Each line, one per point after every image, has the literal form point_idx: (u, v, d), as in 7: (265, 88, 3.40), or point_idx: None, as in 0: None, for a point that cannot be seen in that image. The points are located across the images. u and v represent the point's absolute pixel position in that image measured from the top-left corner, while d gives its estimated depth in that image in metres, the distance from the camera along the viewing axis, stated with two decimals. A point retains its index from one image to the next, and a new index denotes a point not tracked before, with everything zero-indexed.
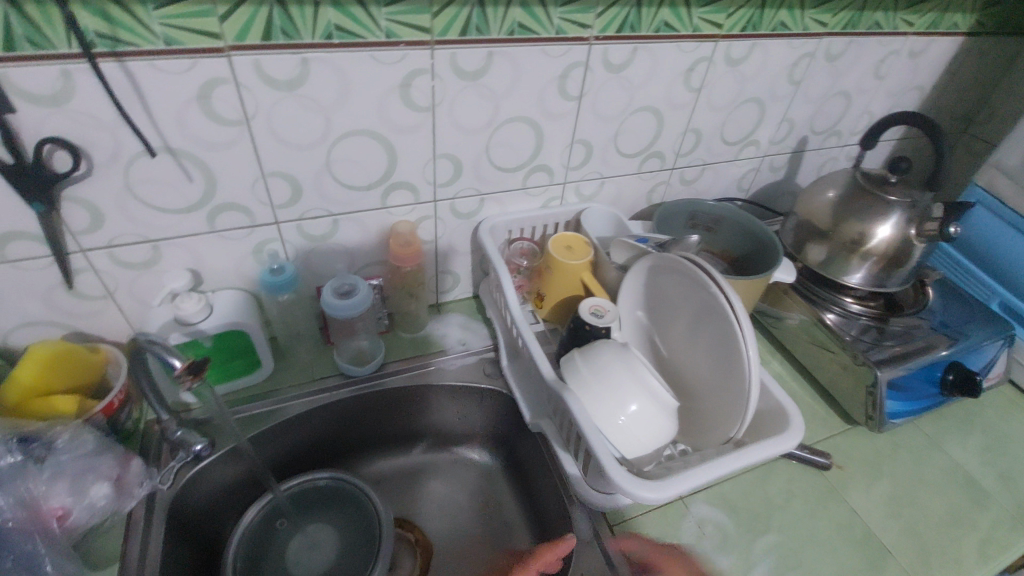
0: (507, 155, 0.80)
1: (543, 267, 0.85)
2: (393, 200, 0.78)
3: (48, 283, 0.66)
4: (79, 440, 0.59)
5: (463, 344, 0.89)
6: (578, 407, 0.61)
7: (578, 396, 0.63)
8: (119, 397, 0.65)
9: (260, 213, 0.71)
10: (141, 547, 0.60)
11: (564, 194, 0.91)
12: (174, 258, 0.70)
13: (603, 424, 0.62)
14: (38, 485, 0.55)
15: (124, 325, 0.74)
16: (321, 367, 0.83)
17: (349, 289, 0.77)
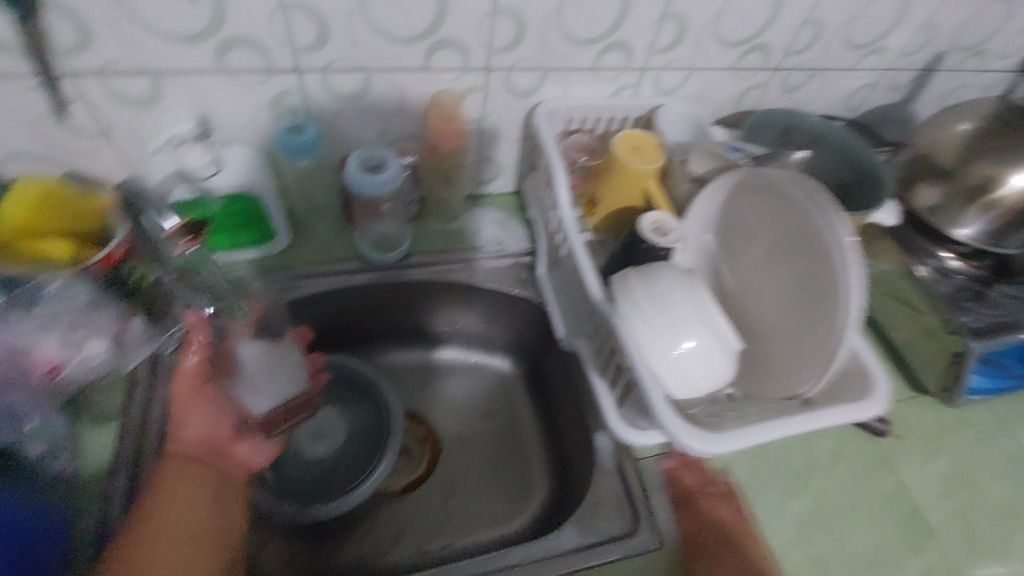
0: (583, 21, 0.64)
1: (603, 168, 0.72)
2: (436, 61, 0.64)
3: (36, 111, 0.56)
4: (70, 292, 0.53)
5: (498, 244, 0.79)
6: (628, 335, 0.52)
7: (631, 321, 0.53)
8: (122, 247, 0.56)
9: (279, 57, 0.59)
10: (142, 406, 0.59)
11: (640, 83, 0.75)
12: (178, 99, 0.60)
13: (653, 356, 0.53)
14: (27, 335, 0.51)
15: (126, 172, 0.66)
16: (340, 247, 0.75)
17: (379, 164, 0.66)
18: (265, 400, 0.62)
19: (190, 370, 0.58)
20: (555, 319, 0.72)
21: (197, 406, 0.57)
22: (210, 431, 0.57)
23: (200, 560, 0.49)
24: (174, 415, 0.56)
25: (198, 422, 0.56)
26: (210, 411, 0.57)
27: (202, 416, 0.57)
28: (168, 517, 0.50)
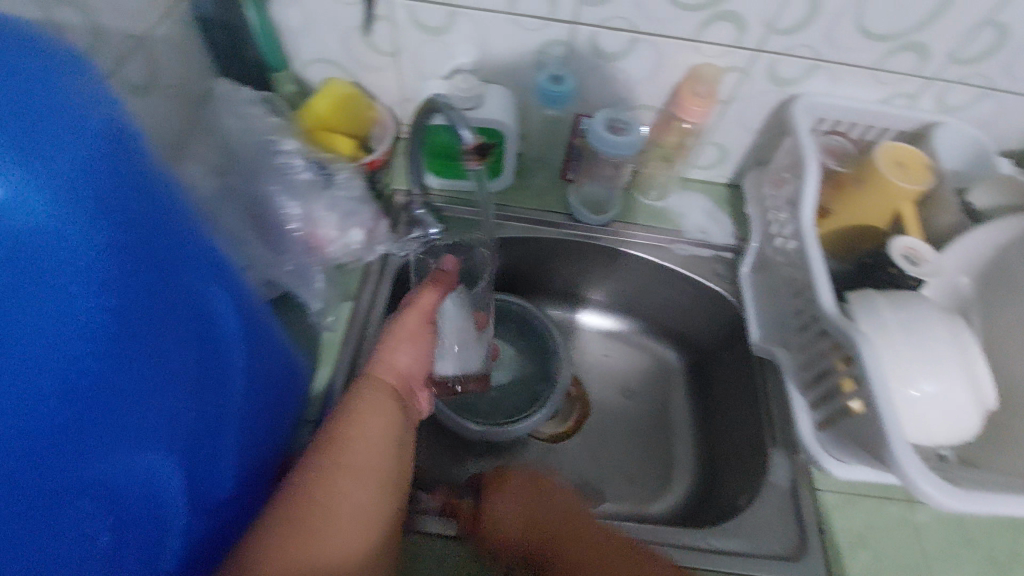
0: (886, 13, 0.59)
1: (852, 179, 0.66)
2: (709, 34, 0.62)
3: (351, 23, 0.65)
4: (354, 183, 0.61)
5: (703, 232, 0.77)
6: (878, 339, 0.51)
7: (878, 338, 0.52)
8: (383, 157, 0.65)
9: (564, 5, 0.61)
10: (370, 298, 0.64)
11: (920, 94, 0.67)
12: (463, 32, 0.64)
13: (894, 376, 0.50)
14: (320, 210, 0.59)
15: (394, 92, 0.73)
16: (551, 200, 0.77)
17: (623, 126, 0.67)
18: (450, 364, 0.64)
19: (423, 308, 0.60)
20: (747, 321, 0.68)
21: (412, 339, 0.57)
22: (415, 367, 0.57)
23: (379, 501, 0.44)
24: (393, 334, 0.58)
25: (407, 354, 0.57)
26: (418, 350, 0.58)
27: (412, 353, 0.57)
28: (360, 441, 0.47)
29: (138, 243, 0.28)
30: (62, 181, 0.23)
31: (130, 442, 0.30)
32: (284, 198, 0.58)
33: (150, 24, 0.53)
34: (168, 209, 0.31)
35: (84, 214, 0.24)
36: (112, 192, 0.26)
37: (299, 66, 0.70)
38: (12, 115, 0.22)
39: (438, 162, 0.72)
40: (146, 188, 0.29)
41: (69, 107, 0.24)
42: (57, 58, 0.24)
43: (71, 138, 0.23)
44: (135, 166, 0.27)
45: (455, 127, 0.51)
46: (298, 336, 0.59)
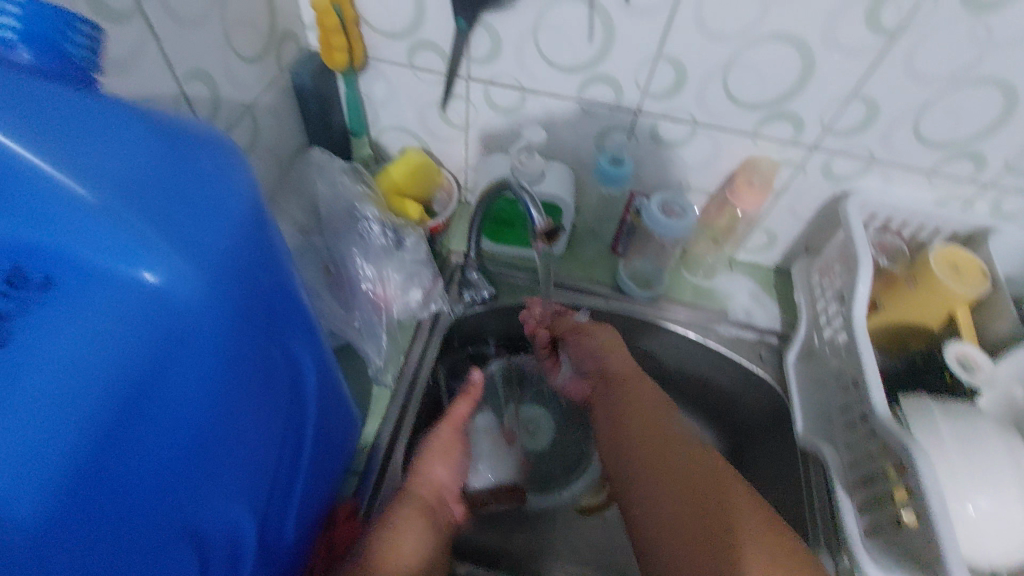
0: (943, 124, 0.61)
1: (904, 277, 0.66)
2: (767, 131, 0.65)
3: (430, 99, 0.71)
4: (421, 247, 0.64)
5: (748, 315, 0.77)
6: (936, 459, 0.51)
7: (934, 454, 0.51)
8: (445, 221, 0.69)
9: (629, 96, 0.65)
10: (419, 354, 0.66)
11: (975, 200, 0.68)
12: (532, 113, 0.69)
13: (950, 497, 0.49)
14: (389, 271, 0.63)
15: (460, 160, 0.78)
16: (599, 272, 0.80)
17: (677, 210, 0.69)
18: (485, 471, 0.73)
19: (454, 418, 0.62)
20: (792, 413, 0.68)
21: (447, 453, 0.59)
22: (453, 477, 0.59)
23: None
24: (429, 448, 0.59)
25: (444, 466, 0.59)
26: (454, 463, 0.60)
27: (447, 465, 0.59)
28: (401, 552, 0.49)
29: (261, 308, 0.33)
30: (217, 262, 0.28)
31: (231, 482, 0.34)
32: (360, 258, 0.62)
33: (259, 95, 0.60)
34: (289, 274, 0.36)
35: (228, 288, 0.29)
36: (250, 266, 0.31)
37: (377, 131, 0.76)
38: (186, 211, 0.27)
39: (494, 230, 0.75)
40: (277, 259, 0.33)
41: (228, 198, 0.29)
42: (225, 154, 0.30)
43: (229, 223, 0.29)
44: (267, 243, 0.32)
45: (526, 210, 0.53)
46: (352, 387, 0.62)
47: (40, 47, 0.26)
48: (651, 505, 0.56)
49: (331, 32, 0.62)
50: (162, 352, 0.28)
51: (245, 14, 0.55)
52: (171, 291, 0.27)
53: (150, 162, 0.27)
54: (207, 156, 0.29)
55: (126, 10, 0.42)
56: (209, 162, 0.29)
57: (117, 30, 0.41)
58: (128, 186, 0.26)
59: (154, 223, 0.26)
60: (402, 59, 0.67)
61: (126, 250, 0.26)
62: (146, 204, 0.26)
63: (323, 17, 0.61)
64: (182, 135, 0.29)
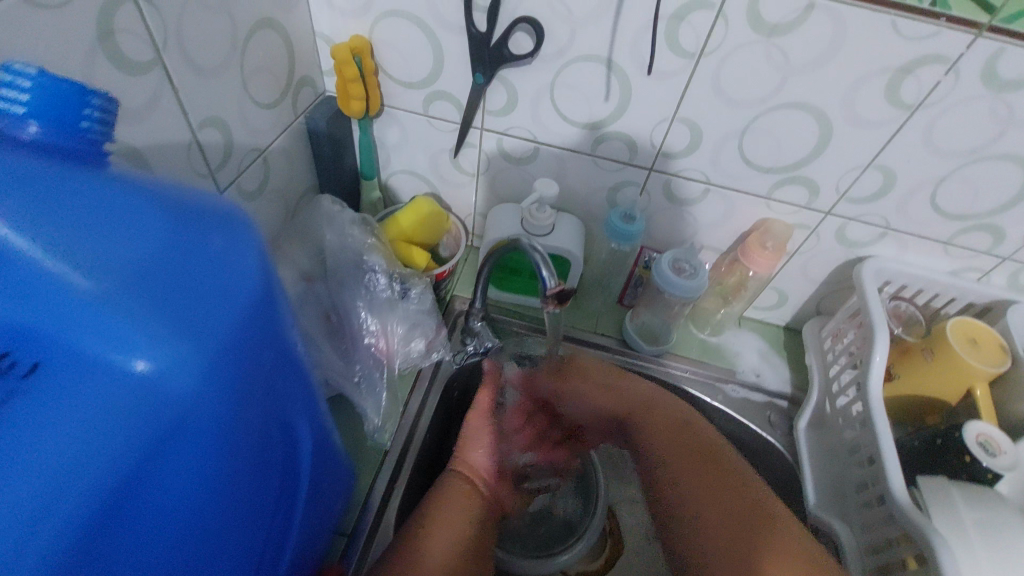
0: (961, 197, 0.60)
1: (920, 348, 0.64)
2: (781, 194, 0.65)
3: (443, 147, 0.71)
4: (426, 298, 0.63)
5: (757, 375, 0.76)
6: (960, 546, 0.48)
7: (956, 544, 0.48)
8: (451, 268, 0.69)
9: (643, 154, 0.65)
10: (419, 404, 0.64)
11: (992, 270, 0.67)
12: (544, 165, 0.69)
13: None
14: (393, 322, 0.61)
15: (470, 206, 0.78)
16: (605, 324, 0.78)
17: (688, 269, 0.68)
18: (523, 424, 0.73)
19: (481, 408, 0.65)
20: (803, 484, 0.64)
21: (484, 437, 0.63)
22: (491, 462, 0.63)
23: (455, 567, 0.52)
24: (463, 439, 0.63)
25: (481, 451, 0.63)
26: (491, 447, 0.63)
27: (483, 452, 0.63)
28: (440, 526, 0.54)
29: (261, 386, 0.32)
30: (218, 350, 0.27)
31: (219, 562, 0.33)
32: (364, 311, 0.60)
33: (273, 139, 0.60)
34: (291, 344, 0.35)
35: (229, 373, 0.28)
36: (253, 347, 0.30)
37: (388, 174, 0.76)
38: (185, 297, 0.26)
39: (500, 277, 0.74)
40: (280, 334, 0.32)
41: (234, 278, 0.28)
42: (234, 231, 0.29)
43: (233, 306, 0.28)
44: (273, 319, 0.31)
45: (536, 272, 0.52)
46: (348, 440, 0.60)
47: (49, 125, 0.26)
48: (669, 473, 0.62)
49: (349, 81, 0.62)
50: (155, 445, 0.26)
51: (264, 63, 0.55)
52: (166, 384, 0.26)
53: (154, 247, 0.26)
54: (215, 234, 0.28)
55: (145, 63, 0.41)
56: (218, 242, 0.28)
57: (135, 83, 0.41)
58: (130, 275, 0.25)
59: (151, 315, 0.25)
60: (417, 108, 0.67)
61: (119, 341, 0.25)
62: (149, 293, 0.25)
63: (343, 66, 0.60)
64: (190, 213, 0.28)
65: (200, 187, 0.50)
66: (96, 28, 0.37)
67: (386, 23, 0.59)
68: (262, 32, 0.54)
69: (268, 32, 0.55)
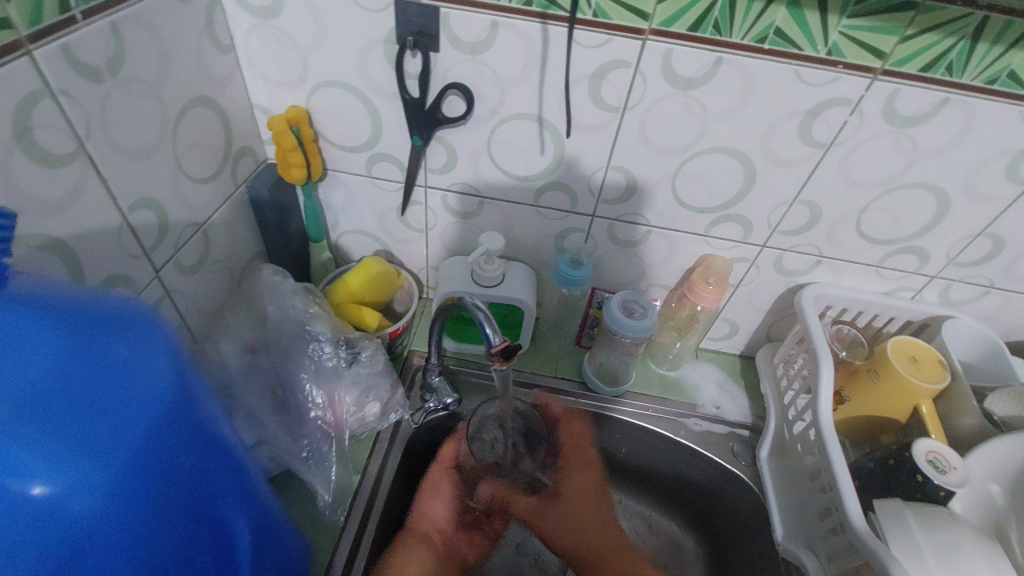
0: (883, 223, 0.63)
1: (865, 370, 0.66)
2: (718, 231, 0.67)
3: (389, 206, 0.71)
4: (376, 358, 0.63)
5: (717, 407, 0.76)
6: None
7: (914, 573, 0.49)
8: (404, 325, 0.69)
9: (584, 202, 0.67)
10: (379, 467, 0.62)
11: (923, 289, 0.70)
12: (490, 218, 0.70)
13: None
14: (342, 389, 0.61)
15: (422, 260, 0.78)
16: (565, 367, 0.78)
17: (638, 309, 0.69)
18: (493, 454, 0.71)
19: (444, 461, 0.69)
20: (769, 513, 0.65)
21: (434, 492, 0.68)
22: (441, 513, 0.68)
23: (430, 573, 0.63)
24: (424, 489, 0.68)
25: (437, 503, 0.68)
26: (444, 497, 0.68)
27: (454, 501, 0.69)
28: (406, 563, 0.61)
29: (181, 488, 0.32)
30: (125, 458, 0.28)
31: None
32: (309, 383, 0.59)
33: (212, 212, 0.59)
34: (215, 443, 0.35)
35: (139, 478, 0.29)
36: (167, 450, 0.30)
37: (336, 235, 0.76)
38: (93, 407, 0.27)
39: (454, 330, 0.74)
40: (199, 433, 0.33)
41: (144, 384, 0.29)
42: (142, 337, 0.30)
43: (143, 415, 0.29)
44: (189, 416, 0.32)
45: (483, 333, 0.53)
46: (302, 519, 0.57)
47: None
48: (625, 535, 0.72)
49: (288, 151, 0.62)
50: (62, 561, 0.26)
51: (198, 139, 0.56)
52: (72, 499, 0.26)
53: (55, 360, 0.27)
54: (122, 342, 0.29)
55: (67, 153, 0.41)
56: (125, 350, 0.29)
57: (56, 174, 0.41)
58: (31, 390, 0.25)
59: (56, 431, 0.26)
60: (360, 170, 0.68)
61: (22, 464, 0.25)
62: (52, 406, 0.26)
63: (281, 136, 0.61)
64: (97, 323, 0.29)
65: (133, 269, 0.49)
66: (11, 126, 0.37)
67: (322, 93, 0.61)
68: (195, 110, 0.54)
69: (201, 109, 0.55)
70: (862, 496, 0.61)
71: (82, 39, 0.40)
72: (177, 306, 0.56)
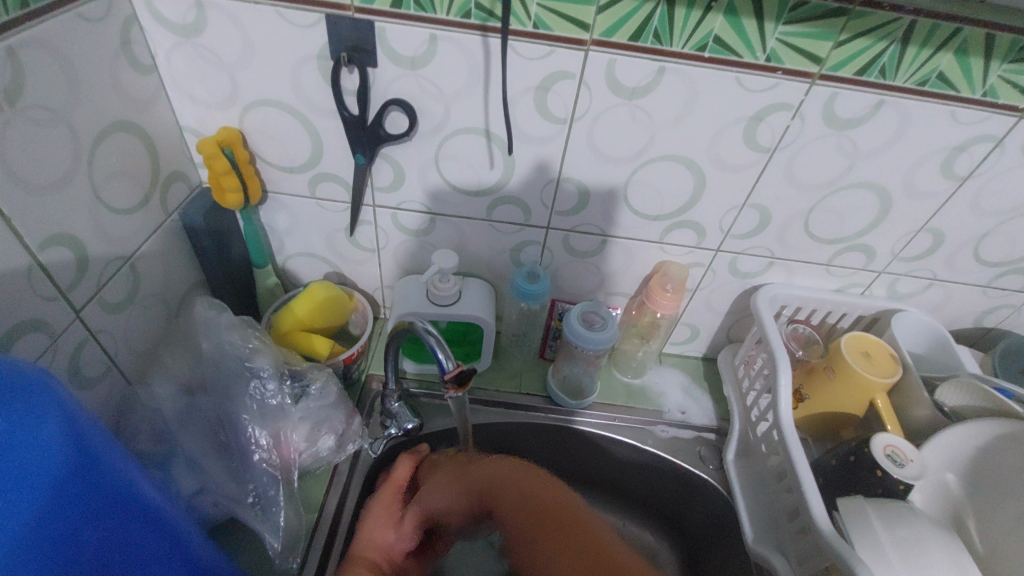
0: (830, 223, 0.64)
1: (822, 368, 0.67)
2: (672, 237, 0.67)
3: (337, 227, 0.68)
4: (327, 390, 0.60)
5: (682, 412, 0.76)
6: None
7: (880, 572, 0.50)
8: (359, 349, 0.66)
9: (538, 214, 0.65)
10: (337, 503, 0.59)
11: (872, 284, 0.72)
12: (443, 234, 0.68)
13: None
14: (291, 427, 0.57)
15: (376, 280, 0.75)
16: (529, 381, 0.77)
17: (598, 319, 0.69)
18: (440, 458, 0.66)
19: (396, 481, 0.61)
20: (739, 516, 0.64)
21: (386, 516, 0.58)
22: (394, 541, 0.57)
23: None
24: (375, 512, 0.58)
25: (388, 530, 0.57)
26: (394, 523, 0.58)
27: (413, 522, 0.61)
28: None
29: (90, 553, 0.31)
30: (19, 543, 0.26)
31: None
32: (252, 424, 0.56)
33: (140, 243, 0.55)
34: (130, 501, 0.33)
35: (39, 558, 0.28)
36: (69, 524, 0.29)
37: (282, 259, 0.73)
38: None
39: (411, 351, 0.71)
40: (107, 496, 0.32)
41: (39, 455, 0.28)
42: (28, 406, 0.27)
43: (30, 496, 0.27)
44: (94, 481, 0.31)
45: (433, 358, 0.51)
46: (254, 569, 0.54)
47: None
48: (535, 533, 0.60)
49: (221, 175, 0.59)
50: None
51: (119, 167, 0.52)
52: None
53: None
54: (1, 419, 0.26)
55: None
56: (6, 426, 0.26)
57: None
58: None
59: None
60: (303, 191, 0.65)
61: None
62: None
63: (212, 160, 0.58)
64: None
65: (47, 312, 0.45)
66: None
67: (256, 112, 0.58)
68: (114, 136, 0.50)
69: (122, 134, 0.51)
70: (827, 495, 0.61)
71: None
72: (104, 348, 0.52)
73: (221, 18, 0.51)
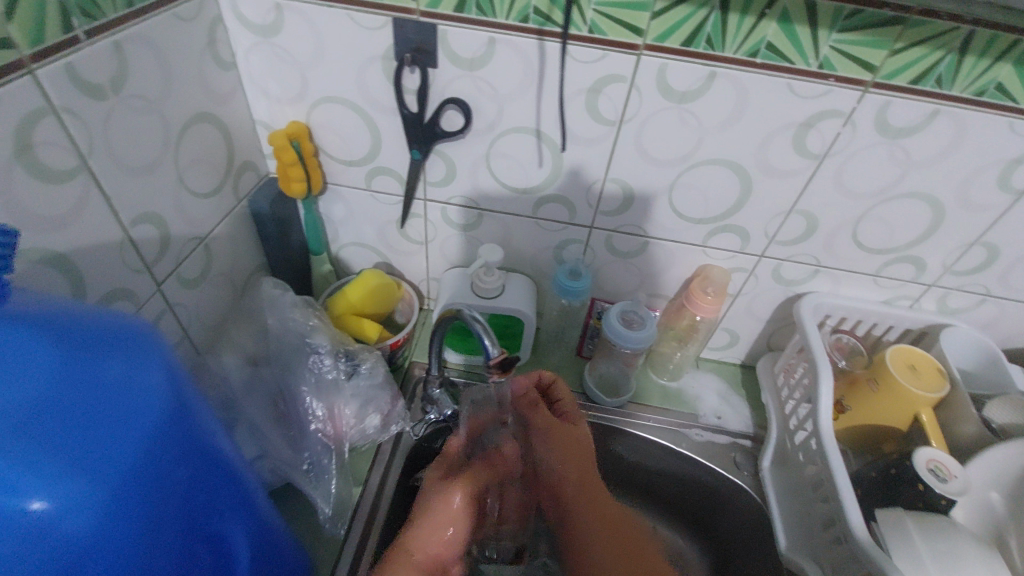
0: (879, 233, 0.64)
1: (864, 379, 0.67)
2: (715, 242, 0.68)
3: (390, 220, 0.72)
4: (375, 371, 0.63)
5: (718, 417, 0.76)
6: None
7: None
8: (405, 336, 0.69)
9: (582, 213, 0.67)
10: (380, 479, 0.62)
11: (921, 297, 0.70)
12: (489, 230, 0.71)
13: None
14: (342, 403, 0.61)
15: (422, 272, 0.79)
16: (566, 377, 0.79)
17: (636, 319, 0.70)
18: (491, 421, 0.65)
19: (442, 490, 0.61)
20: (772, 524, 0.64)
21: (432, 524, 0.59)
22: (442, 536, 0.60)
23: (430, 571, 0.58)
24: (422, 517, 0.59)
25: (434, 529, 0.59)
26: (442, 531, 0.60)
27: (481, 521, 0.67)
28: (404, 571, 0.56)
29: (178, 498, 0.33)
30: (120, 474, 0.29)
31: None
32: (310, 397, 0.60)
33: (214, 225, 0.60)
34: (212, 455, 0.35)
35: (137, 492, 0.30)
36: (165, 466, 0.31)
37: (337, 248, 0.77)
38: (88, 425, 0.28)
39: (454, 341, 0.74)
40: (195, 446, 0.34)
41: (141, 400, 0.30)
42: (137, 354, 0.31)
43: (133, 437, 0.29)
44: (185, 430, 0.33)
45: (479, 344, 0.53)
46: (302, 533, 0.57)
47: None
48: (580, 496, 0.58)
49: (289, 165, 0.63)
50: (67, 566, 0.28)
51: (200, 155, 0.56)
52: (63, 521, 0.27)
53: (45, 383, 0.27)
54: (110, 364, 0.30)
55: (69, 170, 0.42)
56: (118, 369, 0.30)
57: (58, 192, 0.41)
58: (23, 414, 0.26)
59: (55, 449, 0.27)
60: (360, 183, 0.68)
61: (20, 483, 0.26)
62: (51, 429, 0.27)
63: (281, 151, 0.62)
64: (89, 342, 0.30)
65: (135, 283, 0.50)
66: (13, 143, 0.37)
67: (323, 108, 0.62)
68: (197, 126, 0.55)
69: (204, 125, 0.56)
70: (865, 507, 0.60)
71: (85, 58, 0.41)
72: (180, 320, 0.57)
73: (298, 20, 0.55)
